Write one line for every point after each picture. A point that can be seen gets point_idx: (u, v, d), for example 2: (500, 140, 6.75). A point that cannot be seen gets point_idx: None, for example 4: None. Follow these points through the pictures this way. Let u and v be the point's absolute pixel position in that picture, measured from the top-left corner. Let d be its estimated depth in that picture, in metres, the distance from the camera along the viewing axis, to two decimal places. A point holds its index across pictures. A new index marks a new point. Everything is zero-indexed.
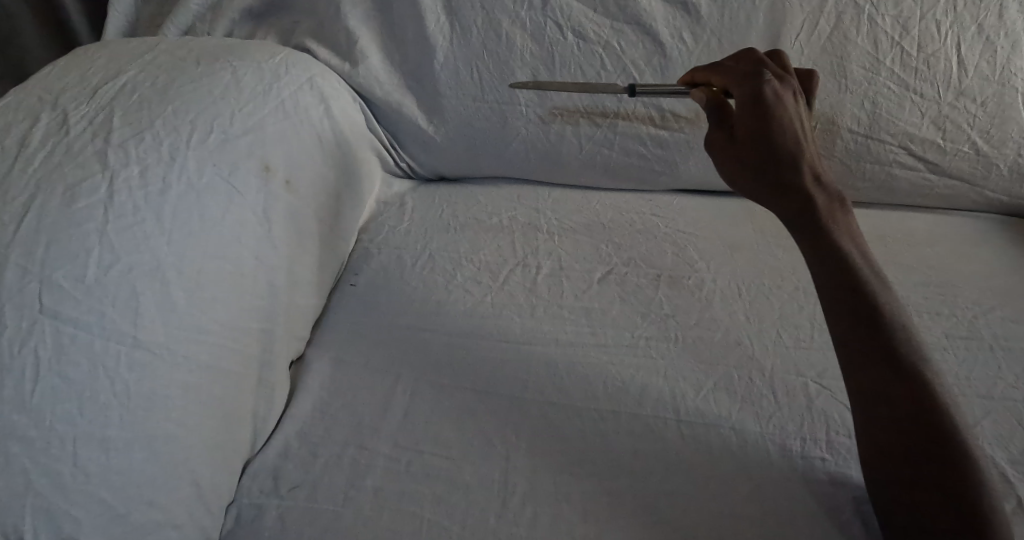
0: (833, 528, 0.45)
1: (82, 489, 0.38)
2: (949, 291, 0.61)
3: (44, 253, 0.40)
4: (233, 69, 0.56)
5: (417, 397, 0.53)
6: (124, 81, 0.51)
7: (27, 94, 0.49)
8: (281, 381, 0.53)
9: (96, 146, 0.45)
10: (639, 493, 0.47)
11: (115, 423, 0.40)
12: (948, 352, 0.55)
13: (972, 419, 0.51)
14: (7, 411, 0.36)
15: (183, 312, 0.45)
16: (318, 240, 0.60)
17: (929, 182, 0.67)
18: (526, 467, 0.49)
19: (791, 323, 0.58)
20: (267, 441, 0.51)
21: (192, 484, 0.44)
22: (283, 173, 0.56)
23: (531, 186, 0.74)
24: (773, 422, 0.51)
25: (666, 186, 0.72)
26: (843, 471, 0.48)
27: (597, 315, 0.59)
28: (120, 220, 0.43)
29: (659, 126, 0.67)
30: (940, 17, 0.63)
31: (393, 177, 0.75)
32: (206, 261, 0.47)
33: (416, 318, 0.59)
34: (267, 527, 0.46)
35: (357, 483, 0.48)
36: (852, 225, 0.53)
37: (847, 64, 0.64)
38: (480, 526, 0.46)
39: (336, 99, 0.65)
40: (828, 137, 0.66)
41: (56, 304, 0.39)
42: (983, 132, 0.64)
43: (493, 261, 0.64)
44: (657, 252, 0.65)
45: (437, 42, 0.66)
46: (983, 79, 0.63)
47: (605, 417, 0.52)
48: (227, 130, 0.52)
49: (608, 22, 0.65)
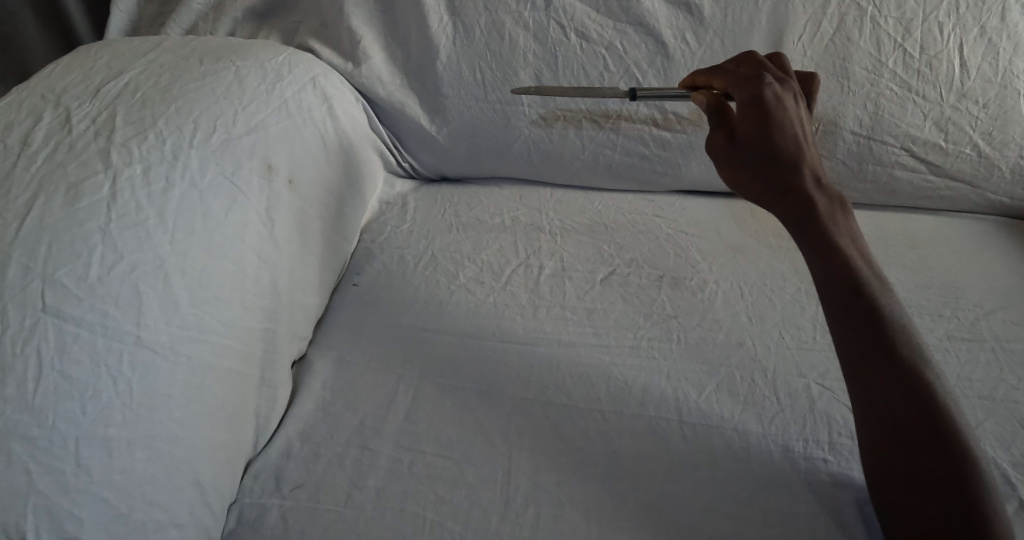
0: (833, 529, 0.46)
1: (85, 489, 0.38)
2: (951, 292, 0.61)
3: (46, 252, 0.40)
4: (236, 68, 0.56)
5: (419, 398, 0.53)
6: (126, 80, 0.51)
7: (28, 93, 0.49)
8: (283, 380, 0.53)
9: (98, 145, 0.45)
10: (641, 493, 0.47)
11: (116, 422, 0.40)
12: (950, 354, 0.55)
13: (974, 420, 0.51)
14: (9, 410, 0.36)
15: (186, 311, 0.44)
16: (320, 240, 0.60)
17: (931, 184, 0.67)
18: (529, 467, 0.49)
19: (793, 324, 0.58)
20: (269, 441, 0.51)
21: (194, 484, 0.44)
22: (285, 173, 0.56)
23: (532, 186, 0.74)
24: (776, 423, 0.51)
25: (669, 187, 0.72)
26: (845, 472, 0.48)
27: (600, 316, 0.59)
28: (123, 219, 0.43)
29: (662, 127, 0.67)
30: (943, 18, 0.63)
31: (394, 177, 0.75)
32: (209, 261, 0.47)
33: (419, 318, 0.59)
34: (269, 527, 0.46)
35: (359, 483, 0.48)
36: (854, 227, 0.53)
37: (850, 65, 0.64)
38: (483, 527, 0.46)
39: (339, 99, 0.65)
40: (831, 139, 0.65)
41: (59, 302, 0.39)
42: (986, 134, 0.64)
43: (495, 261, 0.64)
44: (659, 253, 0.65)
45: (440, 42, 0.66)
46: (985, 80, 0.63)
47: (607, 418, 0.52)
48: (230, 129, 0.52)
49: (611, 23, 0.65)
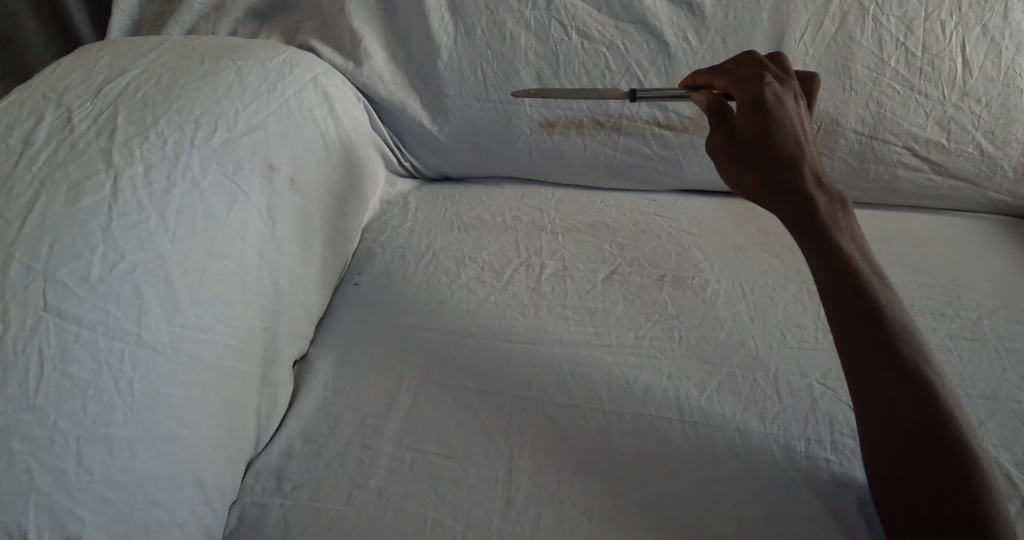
0: (835, 528, 0.45)
1: (86, 489, 0.38)
2: (953, 291, 0.60)
3: (48, 251, 0.40)
4: (238, 68, 0.56)
5: (421, 397, 0.53)
6: (128, 80, 0.51)
7: (31, 92, 0.49)
8: (284, 380, 0.53)
9: (100, 144, 0.45)
10: (643, 493, 0.47)
11: (118, 421, 0.40)
12: (953, 354, 0.55)
13: (977, 420, 0.51)
14: (10, 410, 0.36)
15: (187, 310, 0.44)
16: (322, 239, 0.60)
17: (933, 183, 0.67)
18: (530, 467, 0.49)
19: (795, 323, 0.58)
20: (271, 441, 0.51)
21: (196, 483, 0.44)
22: (287, 172, 0.56)
23: (533, 186, 0.74)
24: (778, 423, 0.51)
25: (670, 186, 0.72)
26: (847, 471, 0.48)
27: (602, 315, 0.59)
28: (124, 218, 0.43)
29: (664, 127, 0.67)
30: (945, 16, 0.63)
31: (396, 177, 0.75)
32: (210, 261, 0.47)
33: (420, 317, 0.59)
34: (270, 526, 0.46)
35: (361, 482, 0.48)
36: (855, 227, 0.53)
37: (852, 64, 0.64)
38: (485, 526, 0.46)
39: (341, 98, 0.65)
40: (833, 137, 0.65)
41: (61, 301, 0.39)
42: (988, 133, 0.64)
43: (497, 260, 0.64)
44: (661, 252, 0.65)
45: (441, 41, 0.66)
46: (987, 79, 0.63)
47: (609, 417, 0.51)
48: (231, 128, 0.52)
49: (612, 22, 0.65)
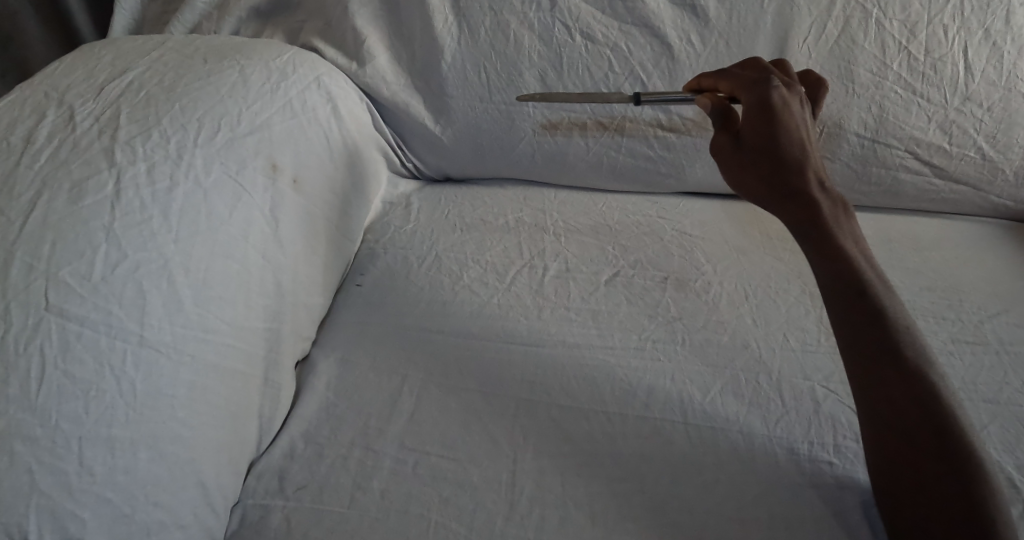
0: (839, 530, 0.45)
1: (88, 490, 0.38)
2: (955, 295, 0.61)
3: (51, 251, 0.39)
4: (241, 67, 0.56)
5: (424, 398, 0.53)
6: (130, 78, 0.51)
7: (33, 90, 0.49)
8: (287, 381, 0.53)
9: (104, 143, 0.45)
10: (647, 496, 0.47)
11: (120, 422, 0.40)
12: (955, 358, 0.55)
13: (979, 424, 0.50)
14: (11, 410, 0.36)
15: (190, 310, 0.44)
16: (325, 240, 0.60)
17: (934, 186, 0.67)
18: (533, 469, 0.48)
19: (798, 326, 0.58)
20: (272, 442, 0.51)
21: (198, 484, 0.44)
22: (290, 173, 0.56)
23: (535, 187, 0.74)
24: (781, 426, 0.51)
25: (672, 188, 0.72)
26: (850, 474, 0.48)
27: (605, 317, 0.59)
28: (128, 217, 0.43)
29: (666, 129, 0.67)
30: (948, 21, 0.63)
31: (398, 177, 0.74)
32: (214, 260, 0.47)
33: (423, 318, 0.59)
34: (272, 527, 0.46)
35: (363, 484, 0.48)
36: (857, 231, 0.53)
37: (854, 68, 0.64)
38: (487, 528, 0.46)
39: (344, 99, 0.65)
40: (834, 141, 0.66)
41: (62, 301, 0.39)
42: (990, 137, 0.64)
43: (500, 261, 0.64)
44: (663, 255, 0.65)
45: (444, 42, 0.66)
46: (990, 83, 0.63)
47: (612, 419, 0.51)
48: (235, 127, 0.52)
49: (615, 24, 0.65)
